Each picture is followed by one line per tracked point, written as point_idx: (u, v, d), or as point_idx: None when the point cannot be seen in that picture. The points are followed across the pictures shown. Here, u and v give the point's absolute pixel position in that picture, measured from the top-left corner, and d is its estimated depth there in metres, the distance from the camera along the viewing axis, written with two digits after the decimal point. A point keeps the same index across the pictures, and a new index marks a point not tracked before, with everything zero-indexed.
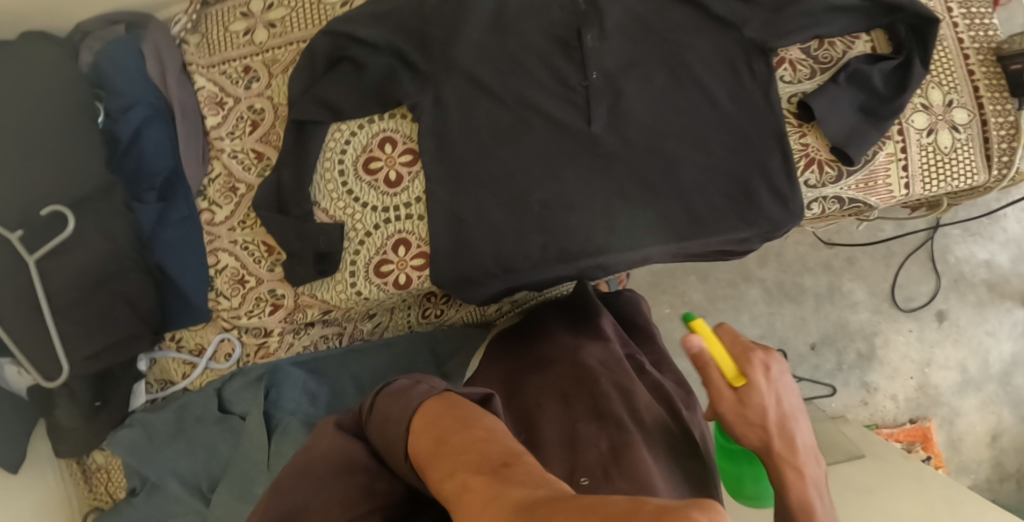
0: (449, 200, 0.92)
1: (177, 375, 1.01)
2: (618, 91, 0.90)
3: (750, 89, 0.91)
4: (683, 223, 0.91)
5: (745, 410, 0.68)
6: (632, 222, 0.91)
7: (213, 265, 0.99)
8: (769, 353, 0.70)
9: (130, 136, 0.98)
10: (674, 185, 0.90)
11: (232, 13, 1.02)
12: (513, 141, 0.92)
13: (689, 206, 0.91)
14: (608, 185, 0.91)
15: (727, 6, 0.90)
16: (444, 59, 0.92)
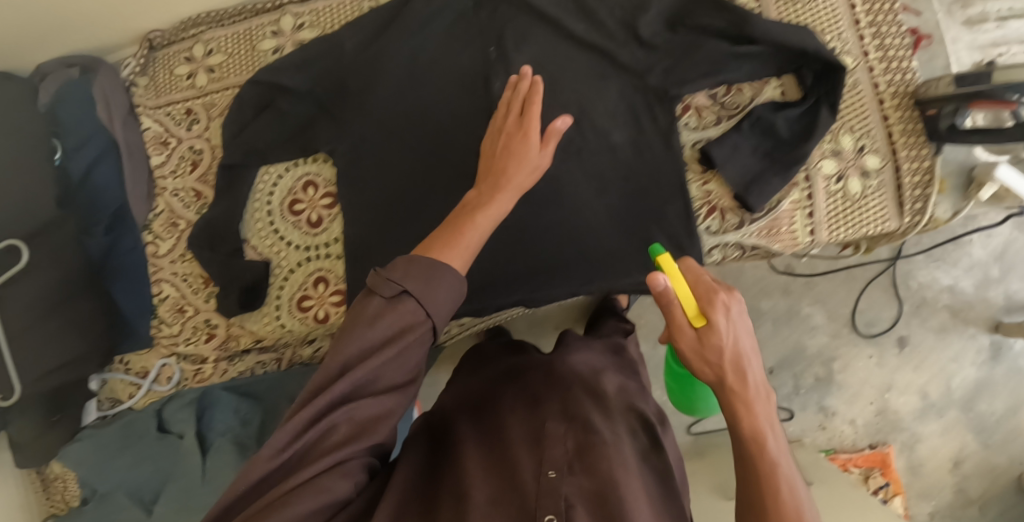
0: (360, 242, 0.97)
1: (124, 394, 1.09)
2: None
3: (651, 138, 0.94)
4: (586, 269, 0.94)
5: (705, 345, 0.59)
6: (533, 265, 0.95)
7: (157, 294, 1.08)
8: (732, 290, 0.60)
9: (81, 173, 1.05)
10: (572, 230, 0.94)
11: (177, 57, 1.09)
12: (423, 185, 0.96)
13: (588, 253, 0.94)
14: (511, 232, 0.95)
15: (630, 55, 0.93)
16: (359, 106, 0.97)
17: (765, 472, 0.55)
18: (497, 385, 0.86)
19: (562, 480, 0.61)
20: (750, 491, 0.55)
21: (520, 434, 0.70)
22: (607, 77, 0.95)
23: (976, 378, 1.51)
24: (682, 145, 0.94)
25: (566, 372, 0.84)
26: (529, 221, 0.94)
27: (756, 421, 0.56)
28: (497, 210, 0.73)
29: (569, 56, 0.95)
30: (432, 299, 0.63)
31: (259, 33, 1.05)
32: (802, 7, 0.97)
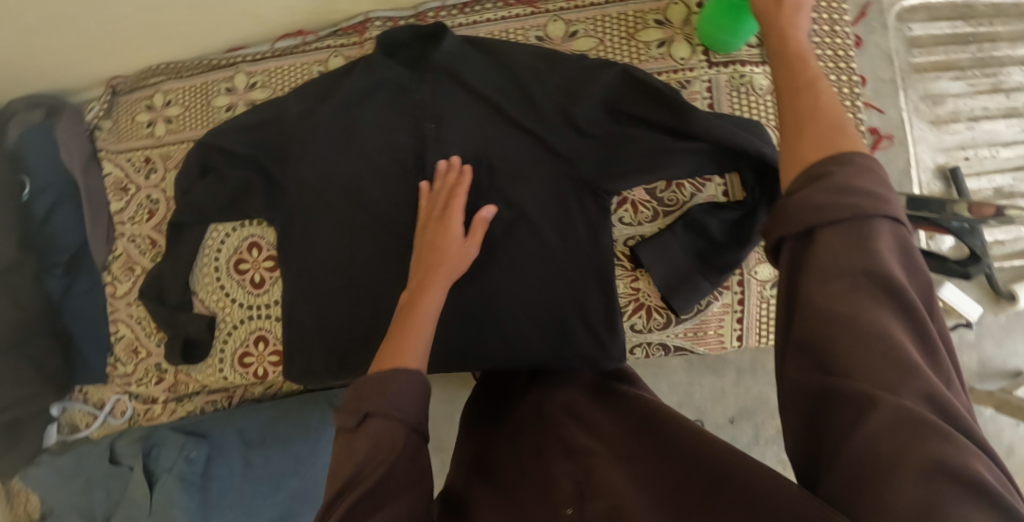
0: (297, 309, 1.00)
1: (82, 423, 1.16)
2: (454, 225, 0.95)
3: (582, 233, 0.92)
4: (507, 361, 0.94)
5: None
6: (460, 346, 0.96)
7: (114, 332, 1.12)
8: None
9: (44, 213, 1.09)
10: (498, 317, 0.94)
11: (138, 103, 1.11)
12: (354, 257, 0.98)
13: (513, 342, 0.94)
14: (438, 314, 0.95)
15: (568, 144, 0.91)
16: (298, 176, 0.98)
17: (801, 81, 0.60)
18: (496, 437, 0.82)
19: (580, 515, 0.60)
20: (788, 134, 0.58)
21: (527, 479, 0.70)
22: (544, 163, 0.92)
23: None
24: (615, 240, 0.93)
25: (556, 410, 0.81)
26: (457, 307, 0.95)
27: (788, 17, 0.67)
28: (425, 317, 0.76)
29: (508, 138, 0.93)
30: (402, 406, 0.63)
31: (215, 89, 1.07)
32: (756, 100, 0.93)
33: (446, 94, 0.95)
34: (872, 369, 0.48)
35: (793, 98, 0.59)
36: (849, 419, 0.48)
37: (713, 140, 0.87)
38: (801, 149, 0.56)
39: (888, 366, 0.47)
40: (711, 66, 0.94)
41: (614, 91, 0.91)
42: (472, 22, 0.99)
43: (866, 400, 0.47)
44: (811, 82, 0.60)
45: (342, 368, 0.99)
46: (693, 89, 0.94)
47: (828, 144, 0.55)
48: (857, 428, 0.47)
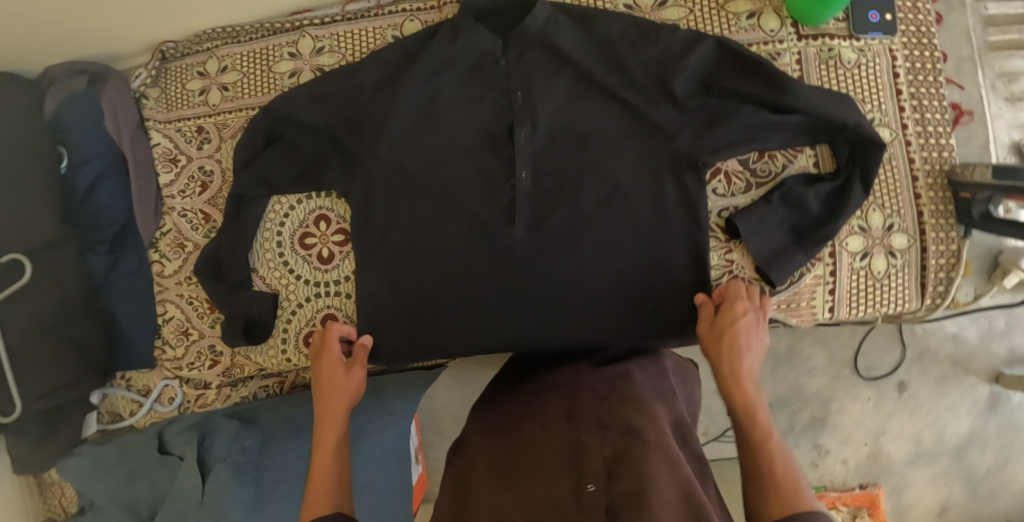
0: (372, 284, 0.96)
1: (126, 411, 1.09)
2: (543, 197, 0.92)
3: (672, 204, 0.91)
4: (592, 336, 0.92)
5: (721, 319, 0.80)
6: (542, 320, 0.93)
7: (162, 314, 1.06)
8: (753, 307, 0.81)
9: (86, 187, 1.01)
10: (583, 289, 0.92)
11: (190, 70, 1.05)
12: (433, 229, 0.94)
13: (598, 316, 0.93)
14: (521, 289, 0.93)
15: (663, 114, 0.90)
16: (375, 145, 0.93)
17: (752, 420, 0.68)
18: (527, 395, 0.84)
19: (604, 492, 0.62)
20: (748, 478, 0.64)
21: (556, 448, 0.70)
22: (636, 135, 0.91)
23: (971, 429, 1.39)
24: (709, 212, 0.92)
25: (593, 382, 0.80)
26: (542, 280, 0.92)
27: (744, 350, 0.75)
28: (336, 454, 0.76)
29: (602, 109, 0.92)
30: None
31: (277, 54, 1.01)
32: (844, 73, 0.94)
33: (536, 62, 0.92)
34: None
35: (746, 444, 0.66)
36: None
37: (810, 112, 0.88)
38: (762, 489, 0.61)
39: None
40: (800, 39, 0.94)
41: (706, 62, 0.90)
42: None
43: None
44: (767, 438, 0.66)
45: (422, 349, 0.96)
46: (783, 61, 0.94)
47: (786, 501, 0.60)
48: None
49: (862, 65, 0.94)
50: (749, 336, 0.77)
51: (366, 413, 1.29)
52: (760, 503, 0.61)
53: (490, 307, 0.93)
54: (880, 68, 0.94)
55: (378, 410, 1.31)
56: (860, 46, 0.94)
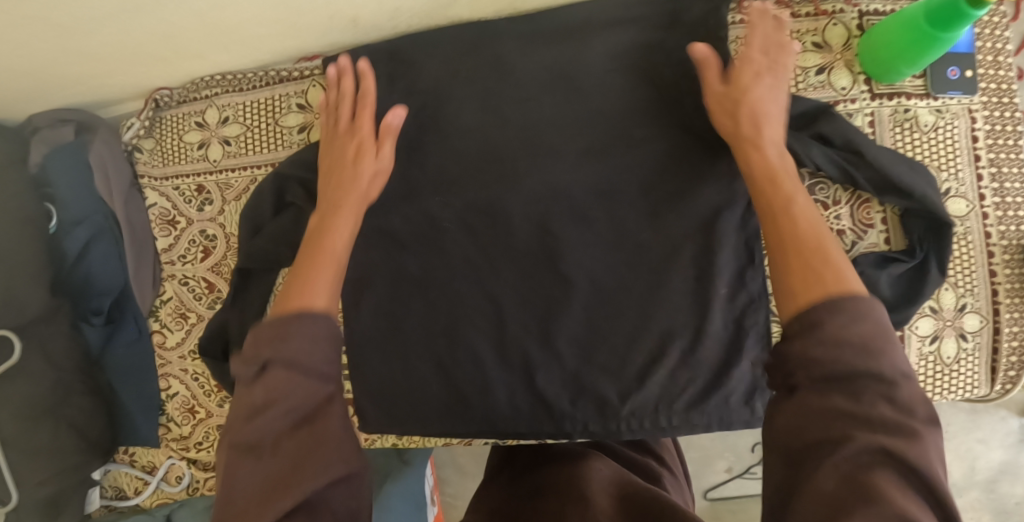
0: (377, 372, 0.88)
1: (131, 488, 1.00)
2: (575, 263, 0.83)
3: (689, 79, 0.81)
4: (574, 116, 0.84)
5: (727, 96, 0.74)
6: (553, 154, 0.83)
7: (165, 389, 0.96)
8: (774, 69, 0.74)
9: (78, 250, 0.91)
10: (570, 97, 0.84)
11: (186, 120, 0.94)
12: (451, 291, 0.86)
13: (607, 53, 0.84)
14: (524, 126, 0.84)
15: (721, 182, 0.81)
16: (415, 224, 0.86)
17: (774, 202, 0.65)
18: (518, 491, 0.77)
19: None
20: (781, 257, 0.60)
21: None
22: (689, 200, 0.81)
23: (1003, 462, 1.20)
24: (769, 294, 0.83)
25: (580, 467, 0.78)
26: (530, 125, 0.84)
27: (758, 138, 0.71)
28: (342, 230, 0.76)
29: (655, 176, 0.82)
30: (328, 339, 0.60)
31: (283, 105, 0.92)
32: (920, 137, 0.85)
33: (578, 122, 0.83)
34: (847, 306, 0.52)
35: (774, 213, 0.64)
36: (799, 474, 0.49)
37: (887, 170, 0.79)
38: (785, 265, 0.59)
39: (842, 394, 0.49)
40: (874, 98, 0.84)
41: None
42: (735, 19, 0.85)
43: (834, 319, 0.51)
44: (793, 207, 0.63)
45: (403, 278, 0.88)
46: (855, 123, 0.84)
47: (810, 264, 0.57)
48: (816, 344, 0.51)
49: (941, 129, 0.85)
50: (769, 111, 0.72)
51: (385, 458, 1.24)
52: (793, 286, 0.57)
53: (476, 145, 0.85)
54: (958, 130, 0.85)
55: (397, 461, 1.24)
56: (937, 107, 0.85)
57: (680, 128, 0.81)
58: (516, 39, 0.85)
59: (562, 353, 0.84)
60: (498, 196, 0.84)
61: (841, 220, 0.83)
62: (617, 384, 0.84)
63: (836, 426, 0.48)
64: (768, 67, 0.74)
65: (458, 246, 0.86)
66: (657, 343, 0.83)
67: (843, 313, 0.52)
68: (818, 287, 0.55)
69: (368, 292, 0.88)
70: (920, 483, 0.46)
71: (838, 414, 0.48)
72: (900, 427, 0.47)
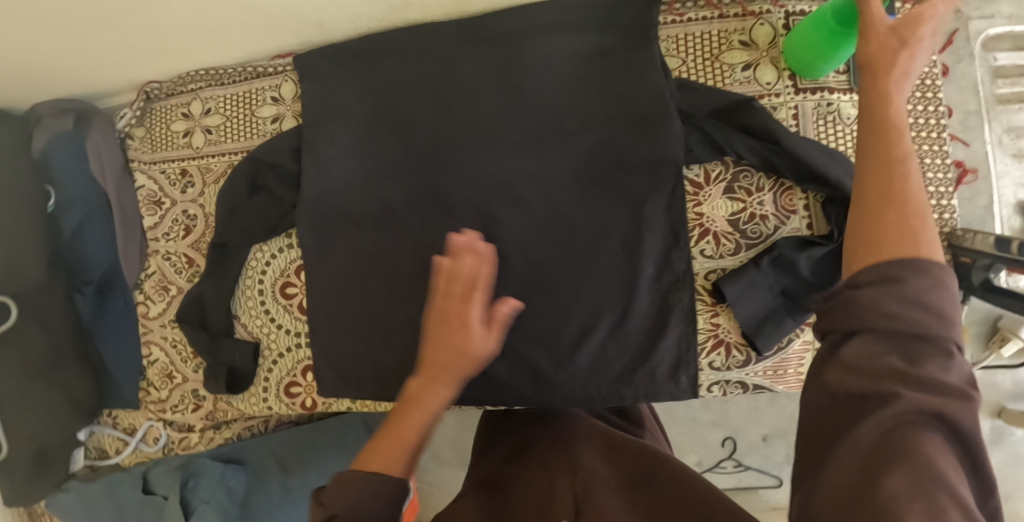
0: (335, 340, 0.96)
1: (112, 449, 1.10)
2: (514, 241, 0.90)
3: (622, 75, 0.88)
4: (516, 107, 0.91)
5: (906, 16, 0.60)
6: (495, 142, 0.91)
7: (146, 356, 1.05)
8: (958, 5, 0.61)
9: (72, 229, 1.01)
10: (513, 90, 0.91)
11: (174, 111, 1.04)
12: (404, 267, 0.93)
13: (546, 49, 0.91)
14: (470, 116, 0.92)
15: (648, 166, 0.87)
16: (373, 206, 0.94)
17: (884, 156, 0.57)
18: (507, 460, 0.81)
19: None
20: (857, 210, 0.57)
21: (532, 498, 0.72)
22: (619, 183, 0.88)
23: None
24: (693, 273, 0.89)
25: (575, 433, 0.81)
26: (476, 115, 0.92)
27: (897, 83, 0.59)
28: (433, 397, 0.71)
29: (587, 162, 0.89)
30: (359, 489, 0.64)
31: (259, 98, 1.01)
32: (844, 129, 0.89)
33: (518, 113, 0.90)
34: (921, 301, 0.51)
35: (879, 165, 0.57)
36: (836, 426, 0.52)
37: (806, 157, 0.84)
38: (882, 218, 0.55)
39: (891, 358, 0.50)
40: (797, 92, 0.89)
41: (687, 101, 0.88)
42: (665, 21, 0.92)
43: (915, 280, 0.51)
44: (905, 156, 0.56)
45: (361, 255, 0.95)
46: (779, 116, 0.89)
47: (901, 218, 0.54)
48: (894, 297, 0.51)
49: None
50: (916, 62, 0.60)
51: None
52: (877, 233, 0.54)
53: (428, 133, 0.93)
54: None
55: None
56: None
57: (611, 118, 0.88)
58: (464, 41, 0.93)
59: (503, 325, 0.91)
60: (446, 180, 0.91)
61: (764, 206, 0.88)
62: (551, 354, 0.90)
63: (863, 410, 0.50)
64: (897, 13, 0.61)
65: (411, 226, 0.93)
66: (588, 316, 0.89)
67: (927, 276, 0.51)
68: (896, 248, 0.53)
69: (330, 267, 0.96)
70: (961, 439, 0.49)
71: (894, 370, 0.50)
72: (923, 376, 0.49)
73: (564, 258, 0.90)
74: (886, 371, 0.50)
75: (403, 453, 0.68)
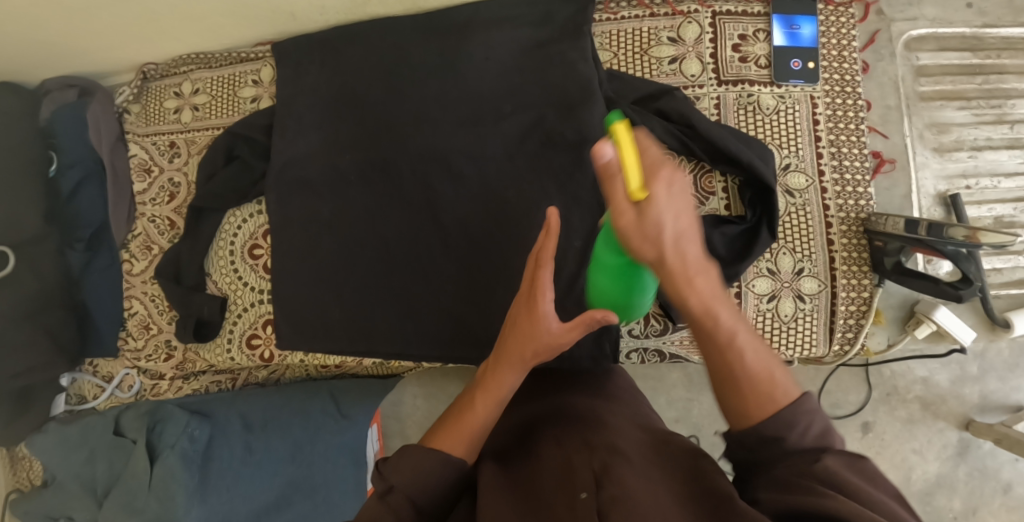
0: (293, 299, 1.05)
1: (90, 394, 1.22)
2: (450, 210, 0.99)
3: (554, 64, 0.97)
4: (461, 90, 1.00)
5: (639, 223, 0.59)
6: (440, 122, 1.00)
7: (127, 309, 1.17)
8: (676, 167, 0.59)
9: (69, 190, 1.13)
10: (459, 75, 1.00)
11: (167, 90, 1.16)
12: (360, 231, 1.03)
13: (491, 39, 1.00)
14: (420, 98, 1.01)
15: (575, 146, 0.95)
16: (333, 177, 1.04)
17: (713, 338, 0.64)
18: (520, 434, 0.82)
19: (595, 502, 0.62)
20: (723, 385, 0.63)
21: (549, 471, 0.70)
22: (550, 162, 0.96)
23: (938, 473, 1.34)
24: None
25: (599, 412, 0.80)
26: (425, 97, 1.01)
27: (684, 285, 0.61)
28: (504, 387, 0.78)
29: (521, 142, 0.97)
30: (418, 466, 0.71)
31: (241, 80, 1.12)
32: (762, 119, 0.96)
33: (462, 95, 1.00)
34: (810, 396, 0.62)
35: (711, 352, 0.65)
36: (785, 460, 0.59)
37: (721, 139, 0.91)
38: (737, 392, 0.62)
39: (811, 445, 0.60)
40: (720, 84, 0.97)
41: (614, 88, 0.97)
42: (601, 18, 1.01)
43: (794, 433, 0.59)
44: (732, 330, 0.63)
45: (320, 221, 1.04)
46: (701, 105, 0.97)
47: (751, 386, 0.62)
48: (779, 454, 0.59)
49: (782, 112, 0.96)
50: (682, 220, 0.59)
51: None
52: (739, 405, 0.62)
53: (383, 112, 1.02)
54: (799, 114, 0.96)
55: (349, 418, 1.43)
56: (780, 93, 0.96)
57: (543, 102, 0.97)
58: (417, 33, 1.03)
59: (440, 289, 0.99)
60: (396, 154, 1.01)
61: None
62: (483, 317, 0.98)
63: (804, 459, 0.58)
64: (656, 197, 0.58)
65: (366, 196, 1.03)
66: (517, 281, 0.96)
67: (797, 425, 0.60)
68: (759, 409, 0.61)
69: (290, 232, 1.05)
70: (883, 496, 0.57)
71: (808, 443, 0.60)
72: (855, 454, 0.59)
73: (497, 229, 0.97)
74: (823, 432, 0.60)
75: (470, 438, 0.76)
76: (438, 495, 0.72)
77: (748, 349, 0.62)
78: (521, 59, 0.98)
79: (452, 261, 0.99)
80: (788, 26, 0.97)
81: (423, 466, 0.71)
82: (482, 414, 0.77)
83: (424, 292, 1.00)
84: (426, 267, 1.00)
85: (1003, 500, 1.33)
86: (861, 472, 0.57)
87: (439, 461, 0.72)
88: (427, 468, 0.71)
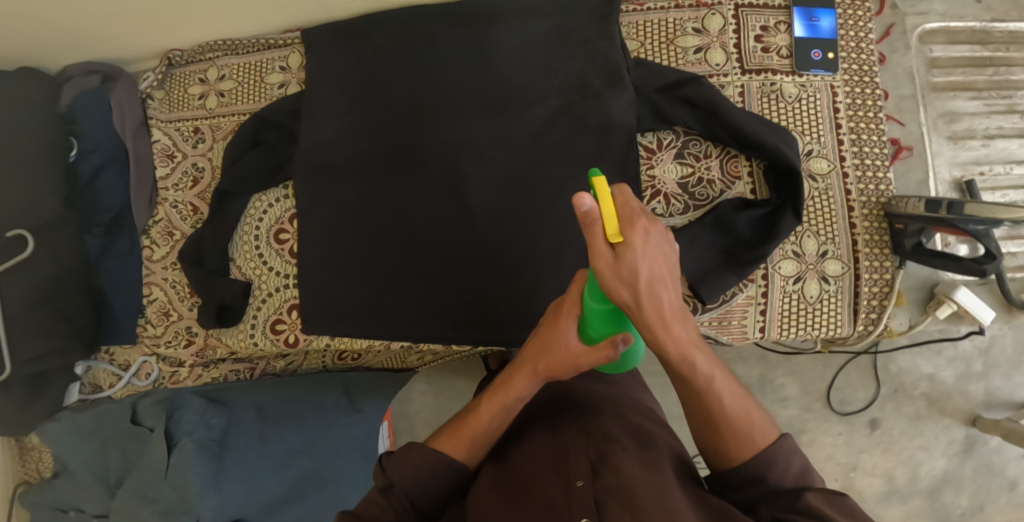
0: (319, 283, 1.04)
1: (106, 383, 1.20)
2: (480, 193, 1.00)
3: (583, 51, 1.00)
4: (491, 75, 1.02)
5: (617, 271, 0.60)
6: (470, 106, 1.01)
7: (146, 295, 1.16)
8: (653, 218, 0.61)
9: (89, 174, 1.12)
10: (489, 61, 1.02)
11: (192, 77, 1.17)
12: (388, 215, 1.03)
13: (521, 26, 1.02)
14: (451, 83, 1.03)
15: (606, 130, 0.97)
16: (361, 162, 1.04)
17: (692, 386, 0.68)
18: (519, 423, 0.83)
19: (592, 488, 0.64)
20: (705, 429, 0.69)
21: (542, 457, 0.73)
22: (580, 146, 0.98)
23: (945, 470, 1.35)
24: None
25: (595, 398, 0.82)
26: (456, 82, 1.02)
27: (664, 334, 0.62)
28: (514, 396, 0.75)
29: (550, 126, 0.99)
30: (420, 466, 0.72)
31: (269, 67, 1.13)
32: (785, 106, 0.99)
33: (492, 81, 1.01)
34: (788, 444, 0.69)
35: (692, 391, 0.68)
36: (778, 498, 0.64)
37: (747, 124, 0.93)
38: (717, 432, 0.68)
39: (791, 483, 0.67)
40: (744, 73, 1.00)
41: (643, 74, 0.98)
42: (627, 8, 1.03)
43: (774, 473, 0.66)
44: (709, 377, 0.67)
45: (348, 205, 1.05)
46: (726, 92, 1.00)
47: (730, 426, 0.68)
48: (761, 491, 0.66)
49: (803, 100, 0.99)
50: (661, 272, 0.60)
51: None
52: (721, 447, 0.68)
53: (413, 98, 1.04)
54: (820, 102, 0.99)
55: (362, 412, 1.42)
56: (802, 82, 1.00)
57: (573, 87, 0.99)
58: (445, 19, 1.04)
59: (468, 272, 1.00)
60: (426, 139, 1.02)
61: (710, 171, 0.99)
62: (511, 299, 0.98)
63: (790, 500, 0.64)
64: (637, 246, 0.59)
65: (394, 180, 1.03)
66: (547, 263, 0.97)
67: (778, 466, 0.66)
68: (740, 451, 0.67)
69: (316, 216, 1.05)
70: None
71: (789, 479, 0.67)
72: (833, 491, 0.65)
73: (527, 211, 0.98)
74: (801, 471, 0.67)
75: (474, 442, 0.76)
76: (435, 493, 0.74)
77: (724, 397, 0.68)
78: (551, 47, 1.01)
79: (482, 243, 0.99)
80: (809, 18, 1.01)
81: (422, 465, 0.72)
82: (483, 422, 0.76)
83: (451, 276, 1.00)
84: (455, 250, 1.00)
85: (1009, 498, 1.34)
86: (841, 506, 0.63)
87: (441, 465, 0.73)
88: (428, 466, 0.73)
